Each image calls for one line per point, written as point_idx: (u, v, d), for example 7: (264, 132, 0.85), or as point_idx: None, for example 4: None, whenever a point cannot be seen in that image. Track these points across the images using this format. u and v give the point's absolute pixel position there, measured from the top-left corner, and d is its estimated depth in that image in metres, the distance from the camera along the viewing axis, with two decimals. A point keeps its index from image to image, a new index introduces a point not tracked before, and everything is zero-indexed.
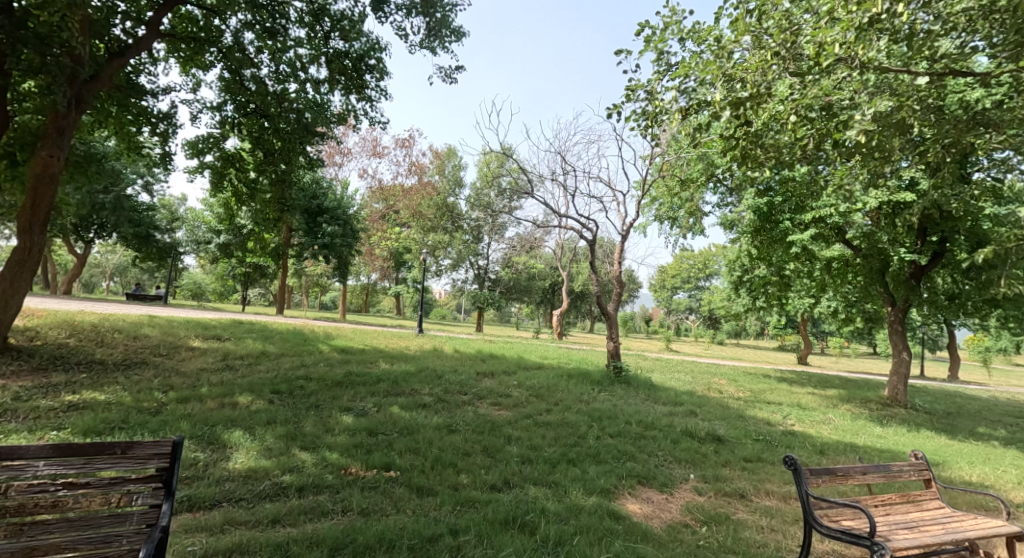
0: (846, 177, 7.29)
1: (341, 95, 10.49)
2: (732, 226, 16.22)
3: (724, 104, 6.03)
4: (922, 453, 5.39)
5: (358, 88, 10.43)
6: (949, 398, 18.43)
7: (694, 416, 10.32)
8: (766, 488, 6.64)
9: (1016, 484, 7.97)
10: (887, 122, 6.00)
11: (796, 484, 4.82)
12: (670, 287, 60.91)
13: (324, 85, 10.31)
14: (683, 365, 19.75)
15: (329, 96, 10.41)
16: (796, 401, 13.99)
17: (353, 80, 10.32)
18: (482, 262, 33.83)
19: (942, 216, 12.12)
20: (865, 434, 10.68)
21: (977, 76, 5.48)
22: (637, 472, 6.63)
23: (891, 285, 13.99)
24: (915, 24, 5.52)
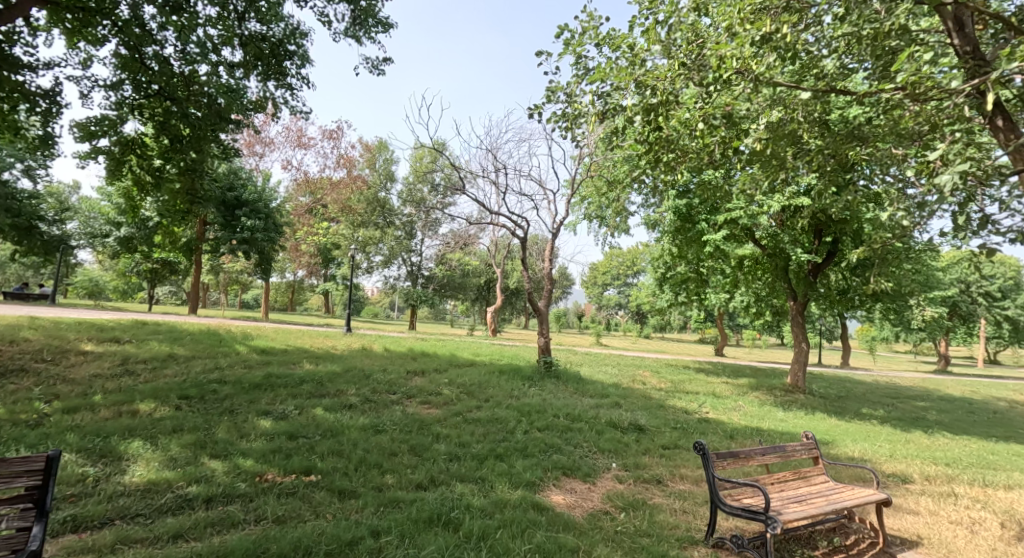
0: (750, 183, 7.80)
1: (258, 81, 9.97)
2: (655, 226, 16.99)
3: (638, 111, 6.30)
4: (815, 435, 5.92)
5: (277, 75, 9.96)
6: (842, 383, 20.32)
7: (619, 407, 10.75)
8: (681, 473, 7.06)
9: (891, 457, 8.99)
10: (780, 133, 6.49)
11: (704, 466, 5.18)
12: (601, 283, 62.91)
13: (238, 69, 9.73)
14: (610, 359, 20.48)
15: (245, 81, 9.86)
16: (711, 390, 14.90)
17: (271, 66, 9.83)
18: (414, 260, 33.36)
19: (836, 219, 13.31)
20: (769, 419, 11.59)
21: (854, 95, 6.08)
22: (563, 463, 6.83)
23: (793, 281, 15.24)
24: (799, 44, 6.09)
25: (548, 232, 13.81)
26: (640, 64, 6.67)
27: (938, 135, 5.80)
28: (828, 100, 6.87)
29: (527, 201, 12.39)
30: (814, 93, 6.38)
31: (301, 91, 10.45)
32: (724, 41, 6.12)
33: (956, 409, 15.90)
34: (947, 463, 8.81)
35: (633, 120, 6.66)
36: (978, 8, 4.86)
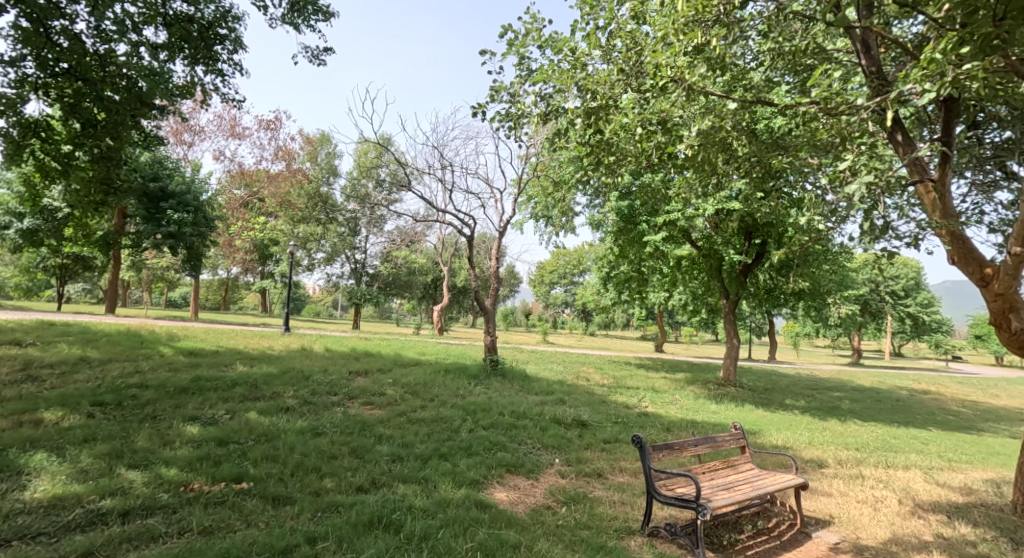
0: (685, 187, 8.12)
1: (185, 65, 9.46)
2: (599, 226, 17.37)
3: (578, 113, 6.42)
4: (742, 425, 6.28)
5: (206, 59, 9.48)
6: (770, 376, 21.60)
7: (562, 403, 10.98)
8: (620, 466, 7.32)
9: (810, 444, 9.67)
10: (712, 140, 6.79)
11: (641, 459, 5.40)
12: (548, 283, 63.70)
13: (162, 52, 9.19)
14: (555, 356, 20.82)
15: (170, 65, 9.33)
16: (650, 385, 15.46)
17: (200, 51, 9.35)
18: (359, 257, 32.66)
19: (764, 222, 14.16)
20: (703, 411, 12.17)
21: (777, 106, 6.48)
22: (506, 461, 6.92)
23: (726, 280, 16.04)
24: (727, 56, 6.45)
25: (494, 231, 13.85)
26: (581, 69, 6.80)
27: (850, 146, 6.27)
28: (753, 110, 7.29)
29: (475, 199, 12.39)
30: (739, 103, 6.76)
31: (233, 78, 9.99)
32: (659, 49, 6.37)
33: (867, 398, 17.26)
34: (858, 448, 9.58)
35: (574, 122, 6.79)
36: (882, 32, 5.33)
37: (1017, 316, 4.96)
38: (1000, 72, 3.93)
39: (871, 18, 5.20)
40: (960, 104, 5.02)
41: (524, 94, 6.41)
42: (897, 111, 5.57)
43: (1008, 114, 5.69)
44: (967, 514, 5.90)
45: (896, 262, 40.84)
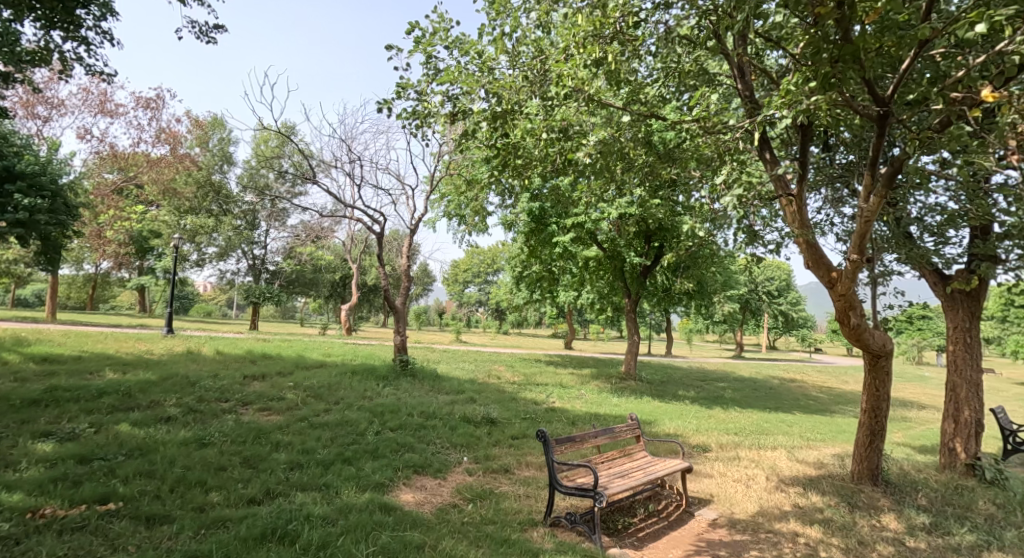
0: (588, 191, 8.43)
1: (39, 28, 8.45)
2: (511, 226, 17.65)
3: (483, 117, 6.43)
4: (638, 417, 6.76)
5: (66, 24, 8.53)
6: (666, 370, 23.16)
7: (473, 402, 11.11)
8: (526, 461, 7.58)
9: (698, 431, 10.57)
10: (611, 150, 7.11)
11: (545, 452, 5.65)
12: (461, 282, 63.18)
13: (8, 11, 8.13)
14: (467, 354, 20.90)
15: (17, 26, 8.27)
16: (558, 381, 16.03)
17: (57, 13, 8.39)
18: (257, 253, 30.81)
19: (660, 227, 15.22)
20: (605, 404, 12.84)
21: (668, 119, 7.01)
22: (414, 462, 6.92)
23: (628, 280, 16.96)
24: (623, 71, 6.84)
25: (406, 228, 13.59)
26: (488, 72, 6.90)
27: (729, 160, 6.91)
28: (648, 123, 7.79)
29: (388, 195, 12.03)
30: (633, 116, 7.21)
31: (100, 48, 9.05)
32: (562, 60, 6.62)
33: (748, 388, 19.08)
34: (737, 432, 10.63)
35: (479, 126, 6.84)
36: (752, 61, 6.00)
37: (855, 313, 5.82)
38: (840, 103, 4.56)
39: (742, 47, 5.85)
40: (812, 131, 5.78)
41: (431, 94, 6.27)
42: (765, 131, 6.31)
43: (853, 139, 6.61)
44: (818, 485, 6.78)
45: (773, 264, 45.33)
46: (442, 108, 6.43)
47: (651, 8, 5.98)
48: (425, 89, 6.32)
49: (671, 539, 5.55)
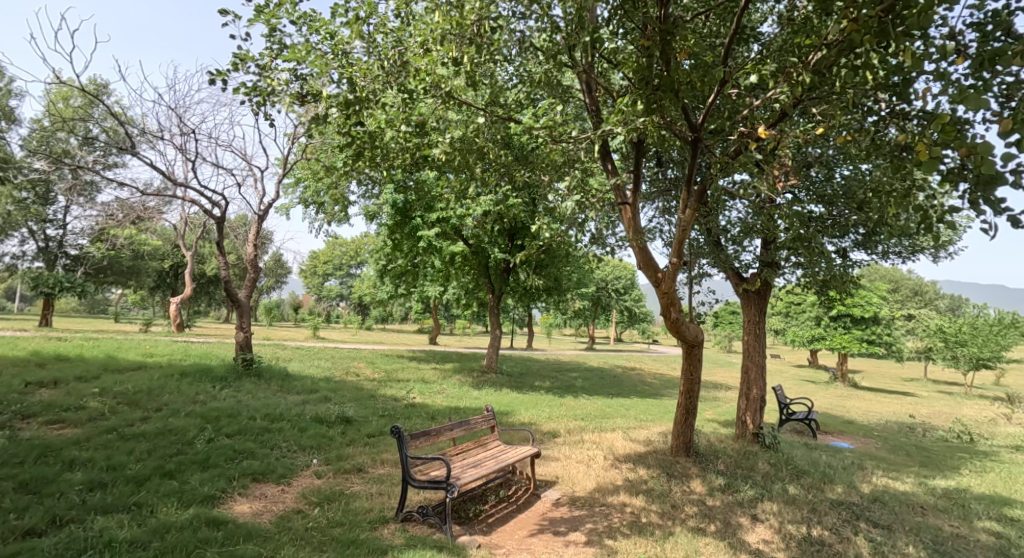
0: (451, 187, 8.56)
1: None
2: (373, 218, 17.03)
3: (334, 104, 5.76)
4: (492, 408, 7.03)
5: None
6: (525, 362, 24.22)
7: (327, 401, 10.67)
8: (381, 458, 7.51)
9: (550, 419, 11.28)
10: (468, 147, 7.31)
11: (398, 448, 5.67)
12: (322, 274, 59.22)
13: None
14: (323, 351, 19.89)
15: None
16: (420, 377, 15.96)
17: None
18: (55, 233, 26.00)
19: (522, 224, 15.98)
20: (466, 398, 13.13)
21: (524, 124, 7.45)
22: (253, 469, 6.50)
23: (491, 276, 17.50)
24: (480, 73, 7.01)
25: (253, 213, 12.40)
26: (340, 56, 6.28)
27: (572, 168, 7.54)
28: (506, 126, 8.09)
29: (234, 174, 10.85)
30: (491, 117, 7.49)
31: None
32: (419, 53, 6.58)
33: (597, 377, 20.73)
34: (584, 418, 11.55)
35: (328, 112, 6.06)
36: (596, 77, 6.57)
37: (675, 307, 6.70)
38: (663, 126, 5.25)
39: (584, 63, 6.43)
40: (645, 147, 6.53)
41: (278, 71, 5.23)
42: (608, 143, 6.98)
43: (677, 158, 7.62)
44: (644, 460, 7.66)
45: (619, 264, 49.53)
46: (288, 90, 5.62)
47: (508, 16, 6.22)
48: (269, 64, 5.31)
49: (519, 522, 5.88)
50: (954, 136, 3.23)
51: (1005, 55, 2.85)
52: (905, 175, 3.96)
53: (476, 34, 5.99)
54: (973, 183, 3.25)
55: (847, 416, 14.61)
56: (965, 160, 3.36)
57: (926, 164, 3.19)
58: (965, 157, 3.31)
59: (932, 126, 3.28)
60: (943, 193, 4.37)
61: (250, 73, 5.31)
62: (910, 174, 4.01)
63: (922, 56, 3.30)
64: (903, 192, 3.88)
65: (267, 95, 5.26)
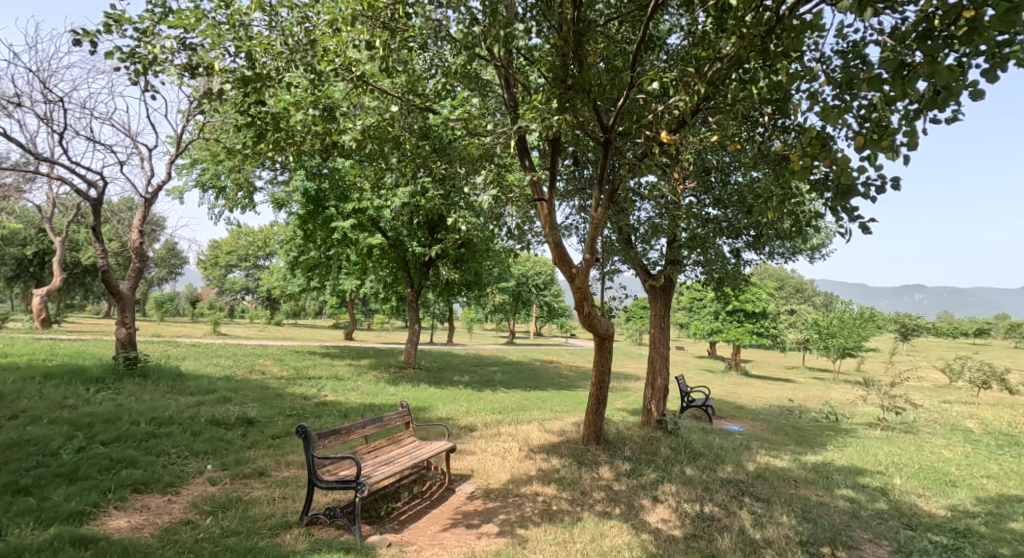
0: (363, 176, 8.27)
1: None
2: (281, 206, 16.12)
3: (230, 79, 5.29)
4: (407, 404, 6.89)
5: None
6: (444, 357, 24.03)
7: (227, 402, 9.99)
8: (286, 461, 7.15)
9: (467, 413, 11.27)
10: (383, 137, 7.08)
11: (305, 449, 5.39)
12: (224, 265, 55.21)
13: None
14: (225, 348, 18.62)
15: None
16: (332, 374, 15.37)
17: None
18: None
19: (442, 217, 15.80)
20: (381, 394, 12.81)
21: (442, 114, 7.34)
22: (134, 479, 5.94)
23: (410, 270, 17.16)
24: (396, 59, 6.79)
25: (139, 194, 11.12)
26: (239, 29, 5.69)
27: (489, 163, 7.42)
28: (424, 116, 7.93)
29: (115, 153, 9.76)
30: (407, 107, 7.30)
31: None
32: (328, 33, 6.25)
33: (515, 371, 21.00)
34: (499, 411, 11.65)
35: (223, 86, 5.56)
36: (514, 73, 6.59)
37: (587, 302, 6.90)
38: (576, 126, 5.37)
39: (503, 58, 6.43)
40: (560, 146, 6.64)
41: (162, 37, 4.66)
42: (526, 139, 7.03)
43: (593, 158, 7.85)
44: (557, 450, 7.85)
45: (538, 259, 50.39)
46: (177, 58, 4.99)
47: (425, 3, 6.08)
48: (150, 28, 4.70)
49: (432, 518, 5.81)
50: (821, 150, 3.59)
51: (859, 80, 3.24)
52: (783, 184, 4.35)
53: (390, 17, 6.19)
54: (834, 193, 3.68)
55: (740, 401, 15.87)
56: (829, 172, 3.79)
57: (799, 174, 3.52)
58: (829, 169, 3.71)
59: (803, 140, 3.64)
60: (814, 200, 4.85)
61: (127, 38, 4.70)
62: (788, 183, 4.45)
63: (797, 75, 3.65)
64: (783, 198, 4.25)
65: (148, 64, 4.67)
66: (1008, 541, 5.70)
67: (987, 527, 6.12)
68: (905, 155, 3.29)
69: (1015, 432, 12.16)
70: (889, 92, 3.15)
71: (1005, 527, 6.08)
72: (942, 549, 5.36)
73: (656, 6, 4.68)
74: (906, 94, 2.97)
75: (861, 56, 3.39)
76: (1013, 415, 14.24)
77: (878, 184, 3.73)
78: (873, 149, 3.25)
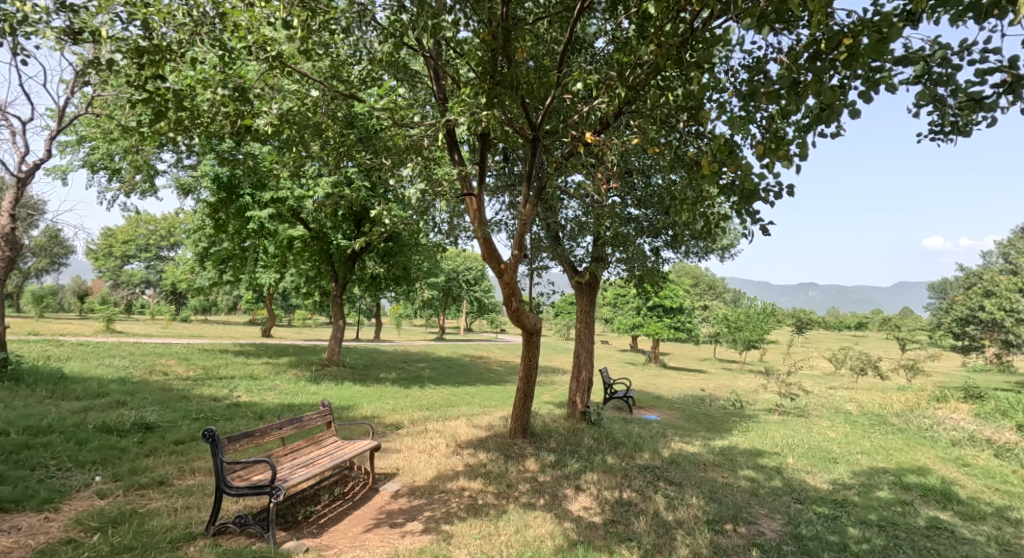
0: (279, 163, 7.76)
1: None
2: (187, 192, 14.92)
3: (122, 49, 4.76)
4: (328, 403, 6.59)
5: None
6: (370, 354, 23.35)
7: (121, 407, 9.12)
8: (191, 468, 6.64)
9: (393, 410, 10.97)
10: (305, 124, 6.67)
11: (212, 454, 5.00)
12: (121, 256, 50.38)
13: None
14: (121, 348, 17.02)
15: None
16: (246, 373, 14.47)
17: None
18: None
19: (367, 208, 15.26)
20: (300, 394, 12.21)
21: (366, 102, 7.05)
22: (4, 497, 5.25)
23: (335, 264, 16.42)
24: (316, 41, 6.42)
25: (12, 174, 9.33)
26: None
27: (416, 155, 7.19)
28: (349, 103, 7.58)
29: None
30: (328, 93, 6.94)
31: None
32: (239, 7, 5.81)
33: (444, 367, 20.75)
34: (425, 408, 11.45)
35: (114, 57, 5.02)
36: (442, 65, 6.43)
37: (515, 298, 6.89)
38: (504, 122, 5.32)
39: (432, 48, 6.25)
40: (490, 142, 6.56)
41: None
42: (454, 133, 6.89)
43: (522, 155, 7.84)
44: (484, 445, 7.80)
45: (467, 254, 50.06)
46: (54, 20, 4.43)
47: None
48: None
49: (353, 519, 5.59)
50: (728, 156, 3.77)
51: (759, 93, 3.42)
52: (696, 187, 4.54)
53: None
54: (739, 197, 3.88)
55: (658, 392, 16.56)
56: (735, 177, 3.99)
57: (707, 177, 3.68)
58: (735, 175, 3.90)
59: (712, 145, 3.81)
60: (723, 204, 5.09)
61: None
62: (700, 187, 4.65)
63: (708, 84, 3.80)
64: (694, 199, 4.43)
65: (17, 24, 4.10)
66: (877, 508, 6.32)
67: (861, 496, 6.75)
68: (798, 165, 3.53)
69: (886, 412, 13.54)
70: (784, 106, 3.34)
71: (875, 496, 6.74)
72: (824, 519, 5.85)
73: (582, 8, 4.72)
74: (798, 109, 3.17)
75: (762, 71, 3.57)
76: (885, 397, 15.87)
77: (777, 189, 3.98)
78: (771, 158, 3.46)
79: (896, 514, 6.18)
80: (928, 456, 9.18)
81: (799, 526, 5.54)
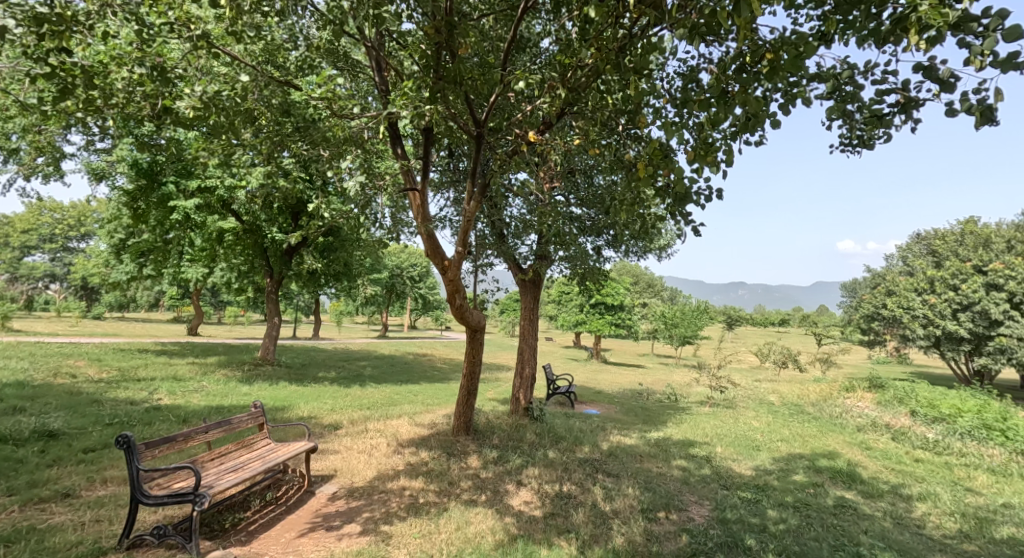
0: (206, 150, 7.28)
1: None
2: (100, 178, 13.82)
3: (19, 17, 4.30)
4: (260, 404, 6.25)
5: None
6: (306, 352, 22.50)
7: (20, 413, 8.29)
8: (104, 477, 6.13)
9: (330, 410, 10.59)
10: (236, 110, 6.27)
11: (127, 462, 4.62)
12: (23, 249, 45.86)
13: None
14: (24, 349, 15.52)
15: None
16: (169, 374, 13.58)
17: None
18: None
19: (304, 201, 14.68)
20: (229, 395, 11.58)
21: (302, 90, 6.72)
22: None
23: (270, 259, 15.65)
24: (247, 23, 6.05)
25: None
26: None
27: (356, 147, 6.93)
28: (285, 90, 7.22)
29: None
30: (261, 78, 6.57)
31: None
32: None
33: (384, 365, 20.30)
34: (364, 407, 11.14)
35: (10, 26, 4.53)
36: (384, 54, 6.23)
37: (459, 294, 6.78)
38: (446, 117, 5.22)
39: (373, 37, 6.03)
40: (433, 137, 6.43)
41: None
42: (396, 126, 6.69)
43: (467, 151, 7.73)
44: (426, 443, 7.65)
45: (410, 250, 49.24)
46: None
47: None
48: None
49: (286, 524, 5.31)
50: (663, 160, 3.83)
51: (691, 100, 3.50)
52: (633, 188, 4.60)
53: None
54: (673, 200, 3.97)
55: (598, 387, 16.89)
56: (669, 181, 4.07)
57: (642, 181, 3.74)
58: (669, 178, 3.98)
59: (648, 149, 3.87)
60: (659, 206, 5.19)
61: None
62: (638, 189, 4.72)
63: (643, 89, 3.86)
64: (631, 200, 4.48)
65: None
66: (793, 491, 6.69)
67: (780, 480, 7.13)
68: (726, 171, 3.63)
69: (804, 402, 14.42)
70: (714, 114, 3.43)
71: (791, 479, 7.13)
72: (747, 503, 6.11)
73: (525, 7, 4.68)
74: (725, 118, 3.26)
75: (694, 79, 3.66)
76: (803, 388, 16.92)
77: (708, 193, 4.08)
78: (701, 163, 3.55)
79: (810, 495, 6.57)
80: (837, 442, 9.83)
81: (724, 511, 5.75)
